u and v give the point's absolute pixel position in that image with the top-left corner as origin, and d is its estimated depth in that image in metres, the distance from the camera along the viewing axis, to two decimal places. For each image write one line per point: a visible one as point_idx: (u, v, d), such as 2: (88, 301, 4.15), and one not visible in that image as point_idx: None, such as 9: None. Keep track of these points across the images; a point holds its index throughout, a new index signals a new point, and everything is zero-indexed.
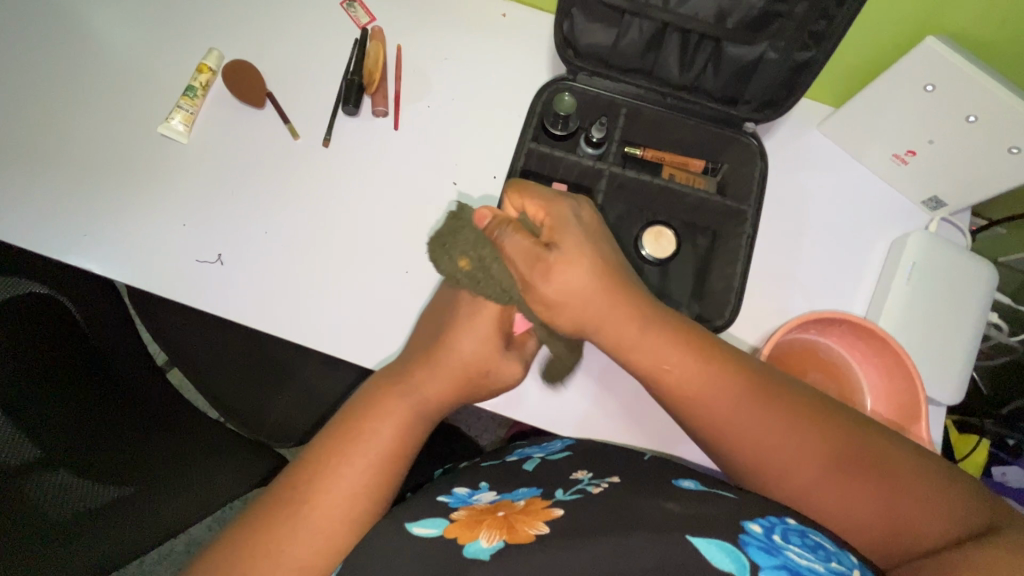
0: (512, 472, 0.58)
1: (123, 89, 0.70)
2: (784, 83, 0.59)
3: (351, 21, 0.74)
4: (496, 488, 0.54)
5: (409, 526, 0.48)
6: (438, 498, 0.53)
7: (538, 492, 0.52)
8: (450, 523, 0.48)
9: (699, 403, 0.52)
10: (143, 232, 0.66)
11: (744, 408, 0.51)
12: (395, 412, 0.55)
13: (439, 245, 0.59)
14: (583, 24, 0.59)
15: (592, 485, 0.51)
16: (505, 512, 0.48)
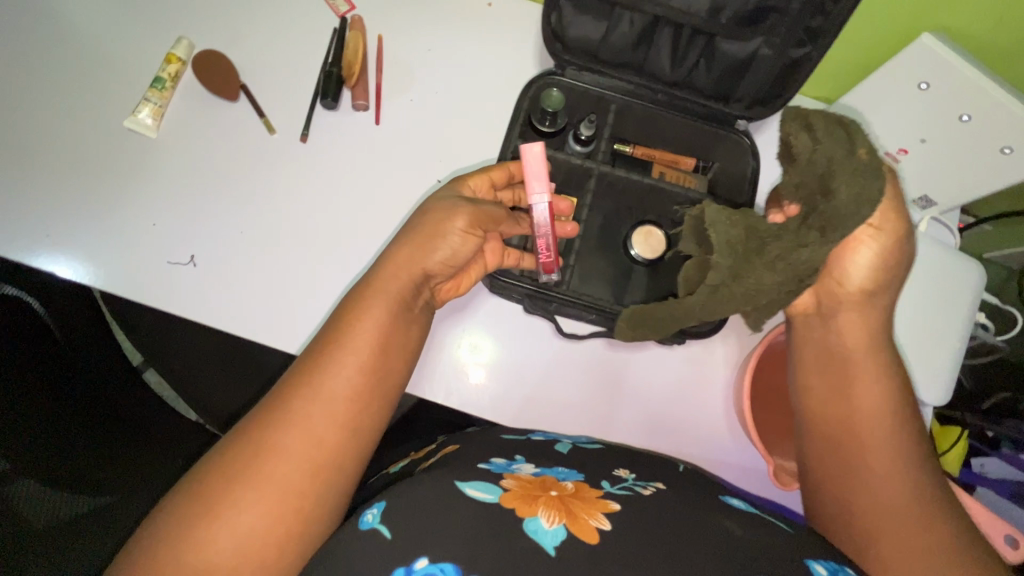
0: (547, 451, 0.55)
1: (86, 80, 0.66)
2: (777, 80, 0.57)
3: (328, 9, 0.71)
4: (534, 462, 0.52)
5: (460, 484, 0.45)
6: (479, 465, 0.49)
7: (581, 476, 0.50)
8: (505, 491, 0.45)
9: (842, 393, 0.54)
10: (110, 232, 0.63)
11: (880, 408, 0.52)
12: (366, 366, 0.49)
13: (815, 130, 0.53)
14: (571, 17, 0.57)
15: (640, 486, 0.50)
16: (558, 492, 0.46)
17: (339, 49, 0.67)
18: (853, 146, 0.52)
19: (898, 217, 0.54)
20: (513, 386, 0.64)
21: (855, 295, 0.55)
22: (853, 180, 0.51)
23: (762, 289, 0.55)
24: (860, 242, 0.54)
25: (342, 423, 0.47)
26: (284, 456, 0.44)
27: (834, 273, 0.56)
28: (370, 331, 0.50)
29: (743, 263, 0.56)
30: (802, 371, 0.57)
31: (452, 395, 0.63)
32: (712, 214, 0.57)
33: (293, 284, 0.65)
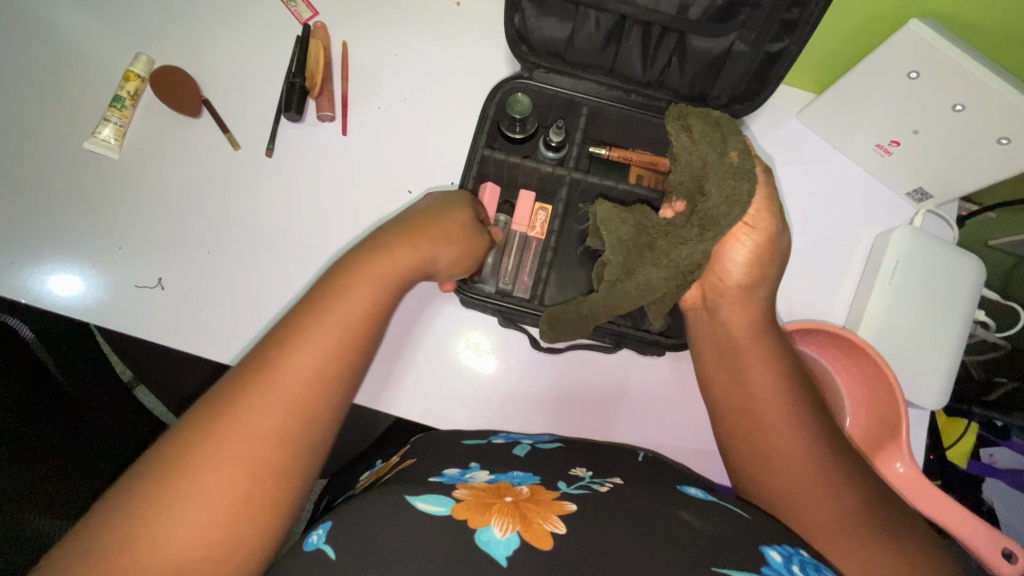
0: (503, 455, 0.54)
1: (45, 102, 0.65)
2: (755, 76, 0.54)
3: (291, 17, 0.68)
4: (490, 468, 0.50)
5: (411, 498, 0.43)
6: (430, 479, 0.47)
7: (536, 480, 0.48)
8: (458, 502, 0.43)
9: (740, 382, 0.52)
10: (71, 257, 0.62)
11: (777, 389, 0.51)
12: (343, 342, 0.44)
13: (678, 130, 0.54)
14: (535, 18, 0.54)
15: (597, 484, 0.49)
16: (513, 498, 0.44)
17: (302, 59, 0.65)
18: (725, 148, 0.51)
19: (775, 213, 0.51)
20: (487, 397, 0.62)
21: (734, 290, 0.53)
22: (724, 182, 0.50)
23: (652, 284, 0.56)
24: (735, 240, 0.52)
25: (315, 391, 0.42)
26: (237, 449, 0.38)
27: (715, 269, 0.54)
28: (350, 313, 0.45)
29: (635, 262, 0.57)
30: (703, 367, 0.56)
31: (425, 407, 0.61)
32: (604, 211, 0.58)
33: (260, 299, 0.63)
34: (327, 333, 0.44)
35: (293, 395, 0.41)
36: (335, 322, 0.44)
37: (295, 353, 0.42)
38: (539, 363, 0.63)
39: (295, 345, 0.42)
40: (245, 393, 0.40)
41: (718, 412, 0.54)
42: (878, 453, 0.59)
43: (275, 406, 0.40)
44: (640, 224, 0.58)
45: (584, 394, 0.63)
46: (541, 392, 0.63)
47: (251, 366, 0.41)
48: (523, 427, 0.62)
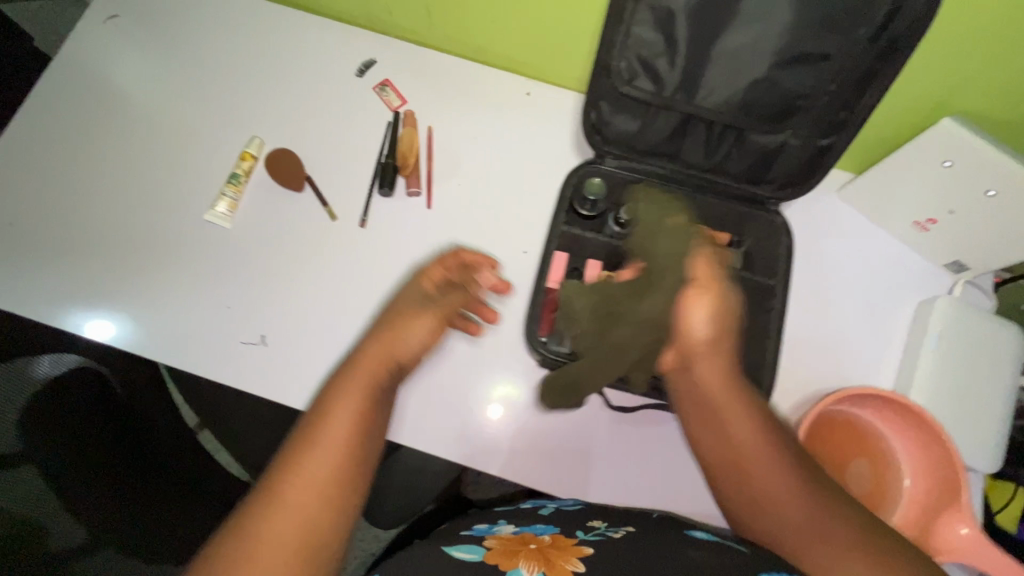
0: (529, 513, 0.60)
1: (173, 181, 0.75)
2: (806, 166, 0.61)
3: (382, 104, 0.78)
4: (514, 522, 0.58)
5: (449, 548, 0.52)
6: (462, 534, 0.56)
7: (556, 530, 0.55)
8: (488, 550, 0.51)
9: (724, 439, 0.54)
10: (187, 316, 0.70)
11: (760, 438, 0.53)
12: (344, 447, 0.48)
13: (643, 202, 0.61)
14: (609, 115, 0.63)
15: (612, 531, 0.54)
16: (537, 545, 0.51)
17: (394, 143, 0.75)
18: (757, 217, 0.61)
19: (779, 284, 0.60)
20: (560, 457, 0.66)
21: (703, 346, 0.55)
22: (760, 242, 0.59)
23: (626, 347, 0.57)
24: (695, 302, 0.54)
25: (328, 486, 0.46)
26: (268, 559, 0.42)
27: (678, 326, 0.55)
28: (342, 422, 0.49)
29: (591, 325, 0.59)
30: (688, 426, 0.57)
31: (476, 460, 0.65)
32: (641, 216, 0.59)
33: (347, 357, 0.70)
34: (340, 422, 0.49)
35: (319, 480, 0.45)
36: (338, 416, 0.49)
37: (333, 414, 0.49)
38: (598, 423, 0.67)
39: (304, 449, 0.47)
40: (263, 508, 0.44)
41: (714, 472, 0.55)
42: (941, 518, 0.61)
43: (289, 512, 0.44)
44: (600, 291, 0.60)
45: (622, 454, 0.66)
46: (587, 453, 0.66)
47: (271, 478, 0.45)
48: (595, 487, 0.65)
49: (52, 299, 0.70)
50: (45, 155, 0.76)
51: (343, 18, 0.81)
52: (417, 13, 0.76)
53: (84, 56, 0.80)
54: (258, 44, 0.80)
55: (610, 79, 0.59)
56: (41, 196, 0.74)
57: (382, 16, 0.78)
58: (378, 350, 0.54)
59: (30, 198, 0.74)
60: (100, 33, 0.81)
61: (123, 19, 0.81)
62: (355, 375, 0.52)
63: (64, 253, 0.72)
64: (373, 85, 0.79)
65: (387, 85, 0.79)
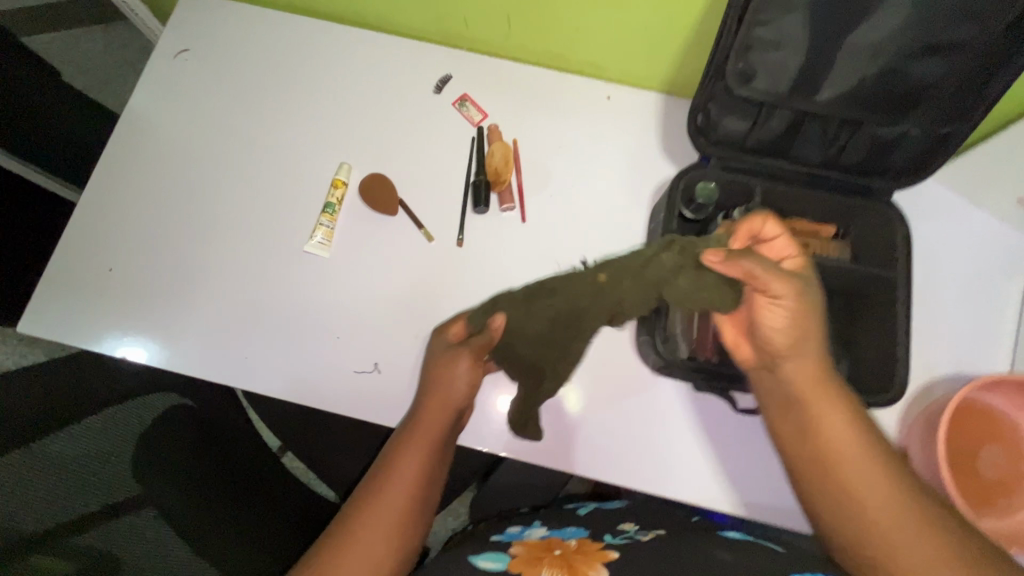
0: (567, 516, 0.68)
1: (263, 212, 0.75)
2: (924, 154, 0.60)
3: (463, 119, 0.78)
4: (546, 526, 0.64)
5: (474, 558, 0.56)
6: (492, 539, 0.62)
7: (585, 533, 0.61)
8: (513, 558, 0.55)
9: (819, 442, 0.54)
10: (296, 346, 0.70)
11: (858, 445, 0.53)
12: (410, 493, 0.57)
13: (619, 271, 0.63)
14: (717, 116, 0.62)
15: (640, 535, 0.59)
16: (561, 551, 0.55)
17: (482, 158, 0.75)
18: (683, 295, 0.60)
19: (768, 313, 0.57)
20: (687, 461, 0.66)
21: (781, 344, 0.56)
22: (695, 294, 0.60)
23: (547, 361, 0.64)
24: (768, 308, 0.56)
25: (386, 543, 0.55)
26: None
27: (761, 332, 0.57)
28: (409, 468, 0.57)
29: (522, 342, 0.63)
30: (768, 410, 0.59)
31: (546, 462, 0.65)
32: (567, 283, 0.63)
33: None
34: (407, 473, 0.57)
35: (374, 546, 0.54)
36: (408, 457, 0.58)
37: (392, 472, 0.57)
38: (722, 426, 0.67)
39: (377, 500, 0.56)
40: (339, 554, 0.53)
41: (801, 476, 0.56)
42: None
43: (363, 556, 0.54)
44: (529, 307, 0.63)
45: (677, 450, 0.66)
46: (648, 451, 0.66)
47: (345, 527, 0.55)
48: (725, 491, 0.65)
49: (147, 336, 0.70)
50: (131, 196, 0.76)
51: (416, 36, 0.82)
52: (497, 27, 0.76)
53: (160, 92, 0.80)
54: (332, 69, 0.80)
55: (723, 82, 0.58)
56: (123, 235, 0.74)
57: (457, 31, 0.79)
58: (437, 415, 0.59)
59: (114, 238, 0.74)
60: (173, 67, 0.81)
61: (194, 52, 0.81)
62: (415, 437, 0.58)
63: (154, 292, 0.72)
64: (452, 101, 0.78)
65: (467, 99, 0.78)
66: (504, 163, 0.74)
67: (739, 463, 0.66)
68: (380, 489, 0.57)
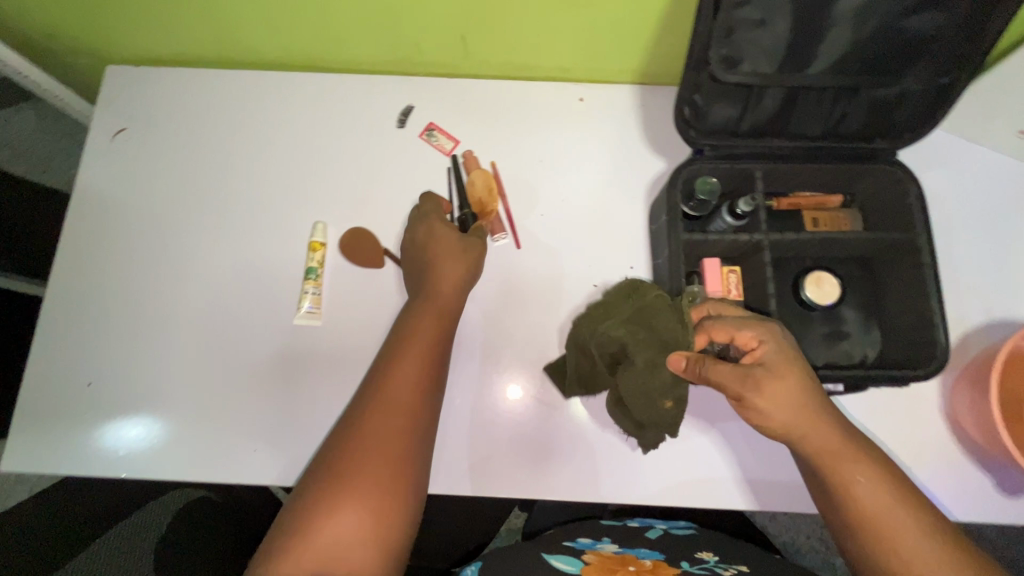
0: (637, 533, 0.64)
1: (241, 289, 0.69)
2: (925, 108, 0.57)
3: (434, 150, 0.73)
4: (617, 541, 0.61)
5: (547, 557, 0.56)
6: (564, 543, 0.60)
7: (661, 556, 0.57)
8: (587, 564, 0.54)
9: (844, 497, 0.51)
10: (304, 426, 0.65)
11: (883, 499, 0.50)
12: (424, 376, 0.57)
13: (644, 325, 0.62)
14: (705, 106, 0.58)
15: (721, 568, 0.55)
16: (638, 567, 0.54)
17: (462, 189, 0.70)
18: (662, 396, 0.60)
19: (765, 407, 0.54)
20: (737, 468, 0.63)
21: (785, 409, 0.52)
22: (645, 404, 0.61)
23: (660, 391, 0.60)
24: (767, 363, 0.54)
25: (404, 427, 0.54)
26: (356, 486, 0.50)
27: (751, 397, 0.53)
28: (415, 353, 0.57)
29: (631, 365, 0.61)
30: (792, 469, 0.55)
31: (587, 493, 0.63)
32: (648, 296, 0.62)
33: (471, 433, 0.64)
34: (414, 355, 0.57)
35: (392, 431, 0.53)
36: (412, 346, 0.58)
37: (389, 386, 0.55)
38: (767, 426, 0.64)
39: (393, 380, 0.56)
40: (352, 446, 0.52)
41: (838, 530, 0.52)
42: None
43: (378, 451, 0.52)
44: (648, 327, 0.61)
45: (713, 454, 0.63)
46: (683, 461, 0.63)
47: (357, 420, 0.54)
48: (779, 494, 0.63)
49: (143, 446, 0.65)
50: (95, 297, 0.70)
51: (368, 70, 0.77)
52: (452, 47, 0.71)
53: (105, 181, 0.73)
54: (285, 122, 0.74)
55: (707, 71, 0.54)
56: (98, 343, 0.68)
57: (411, 58, 0.73)
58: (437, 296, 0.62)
59: (88, 348, 0.68)
60: (113, 151, 0.74)
61: (133, 130, 0.75)
62: (413, 344, 0.58)
63: (144, 399, 0.66)
64: (419, 133, 0.73)
65: (434, 128, 0.73)
66: (485, 188, 0.71)
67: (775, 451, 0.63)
68: (390, 378, 0.56)
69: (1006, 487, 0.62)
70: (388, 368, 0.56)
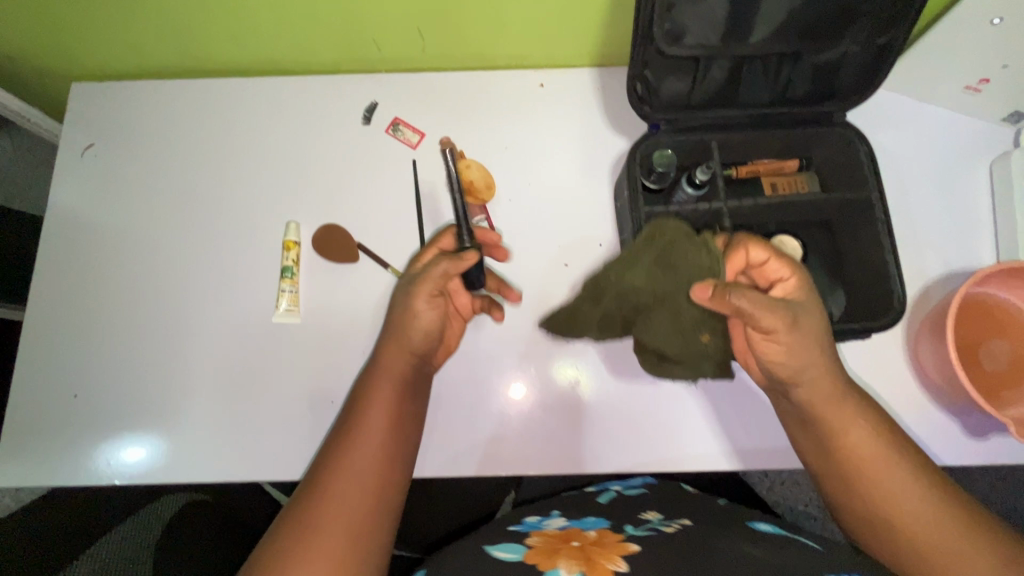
0: (590, 504, 0.66)
1: (219, 292, 0.71)
2: (868, 68, 0.59)
3: (401, 143, 0.74)
4: (565, 515, 0.61)
5: (488, 548, 0.54)
6: (509, 529, 0.60)
7: (607, 523, 0.58)
8: (528, 548, 0.51)
9: (835, 447, 0.54)
10: (291, 420, 0.67)
11: (874, 447, 0.53)
12: (397, 402, 0.58)
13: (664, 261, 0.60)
14: (656, 81, 0.60)
15: (665, 526, 0.55)
16: (579, 542, 0.52)
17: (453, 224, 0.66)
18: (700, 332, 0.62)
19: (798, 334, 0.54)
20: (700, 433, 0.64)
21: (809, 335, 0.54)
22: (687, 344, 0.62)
23: (693, 331, 0.62)
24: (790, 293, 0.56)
25: (381, 451, 0.55)
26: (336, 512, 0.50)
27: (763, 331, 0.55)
28: (387, 385, 0.58)
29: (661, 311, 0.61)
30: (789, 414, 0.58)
31: (574, 465, 0.64)
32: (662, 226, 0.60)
33: (452, 415, 0.65)
34: (387, 383, 0.58)
35: (370, 455, 0.54)
36: (383, 379, 0.58)
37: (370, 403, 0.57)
38: (730, 392, 0.65)
39: (368, 406, 0.57)
40: (328, 476, 0.52)
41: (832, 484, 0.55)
42: None
43: (356, 477, 0.53)
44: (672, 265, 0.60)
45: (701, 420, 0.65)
46: (672, 429, 0.64)
47: (336, 451, 0.54)
48: (742, 455, 0.64)
49: (135, 450, 0.67)
50: (75, 312, 0.71)
51: (331, 69, 0.78)
52: (411, 42, 0.72)
53: (77, 196, 0.74)
54: (252, 126, 0.75)
55: (654, 46, 0.56)
56: (82, 355, 0.70)
57: (371, 55, 0.75)
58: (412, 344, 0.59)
59: (73, 361, 0.69)
60: (83, 166, 0.75)
61: (101, 145, 0.76)
62: (392, 356, 0.59)
63: (132, 405, 0.68)
64: (385, 128, 0.75)
65: (399, 122, 0.75)
66: (485, 185, 0.72)
67: (761, 417, 0.65)
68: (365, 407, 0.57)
69: (970, 429, 0.64)
70: (366, 394, 0.57)
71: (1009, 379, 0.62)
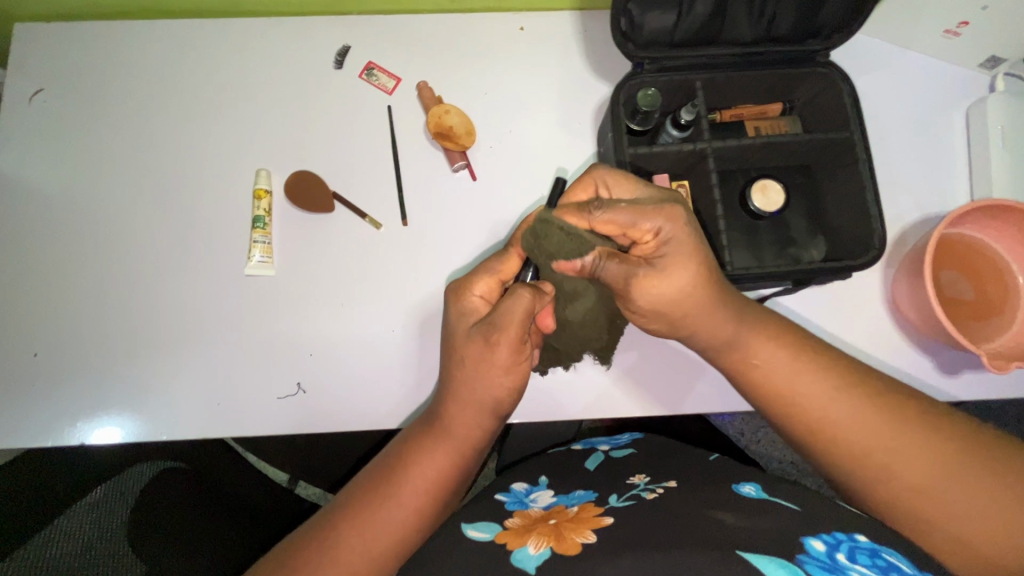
0: (577, 466, 0.65)
1: (186, 244, 0.67)
2: (853, 4, 0.58)
3: (375, 89, 0.71)
4: (553, 489, 0.59)
5: (465, 527, 0.52)
6: (496, 498, 0.58)
7: (594, 496, 0.56)
8: (501, 528, 0.50)
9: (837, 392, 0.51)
10: (266, 372, 0.65)
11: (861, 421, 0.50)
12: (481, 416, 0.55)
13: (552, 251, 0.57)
14: (642, 16, 0.58)
15: (647, 492, 0.54)
16: (557, 520, 0.51)
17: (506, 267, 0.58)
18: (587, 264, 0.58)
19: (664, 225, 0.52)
20: (677, 379, 0.65)
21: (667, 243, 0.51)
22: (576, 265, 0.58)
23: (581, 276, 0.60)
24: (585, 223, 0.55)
25: (451, 473, 0.55)
26: (387, 523, 0.52)
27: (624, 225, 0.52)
28: (466, 416, 0.55)
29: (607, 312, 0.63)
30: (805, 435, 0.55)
31: (561, 415, 0.65)
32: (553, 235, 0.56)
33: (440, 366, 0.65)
34: (470, 410, 0.55)
35: (430, 477, 0.54)
36: (458, 408, 0.55)
37: (436, 444, 0.55)
38: None
39: (442, 430, 0.55)
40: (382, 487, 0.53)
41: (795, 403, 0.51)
42: None
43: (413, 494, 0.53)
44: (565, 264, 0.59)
45: (685, 372, 0.65)
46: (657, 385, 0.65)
47: (401, 460, 0.54)
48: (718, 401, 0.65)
49: (102, 410, 0.64)
50: (31, 267, 0.67)
51: (298, 10, 0.73)
52: None
53: (26, 147, 0.69)
54: (215, 71, 0.71)
55: None
56: (40, 311, 0.66)
57: None
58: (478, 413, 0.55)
59: (28, 318, 0.66)
60: (33, 114, 0.70)
61: (51, 90, 0.71)
62: (471, 396, 0.54)
63: (95, 365, 0.65)
64: (358, 73, 0.71)
65: (373, 67, 0.71)
66: (466, 132, 0.69)
67: None
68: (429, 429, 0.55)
69: (944, 366, 0.66)
70: (444, 406, 0.55)
71: (963, 317, 0.65)
